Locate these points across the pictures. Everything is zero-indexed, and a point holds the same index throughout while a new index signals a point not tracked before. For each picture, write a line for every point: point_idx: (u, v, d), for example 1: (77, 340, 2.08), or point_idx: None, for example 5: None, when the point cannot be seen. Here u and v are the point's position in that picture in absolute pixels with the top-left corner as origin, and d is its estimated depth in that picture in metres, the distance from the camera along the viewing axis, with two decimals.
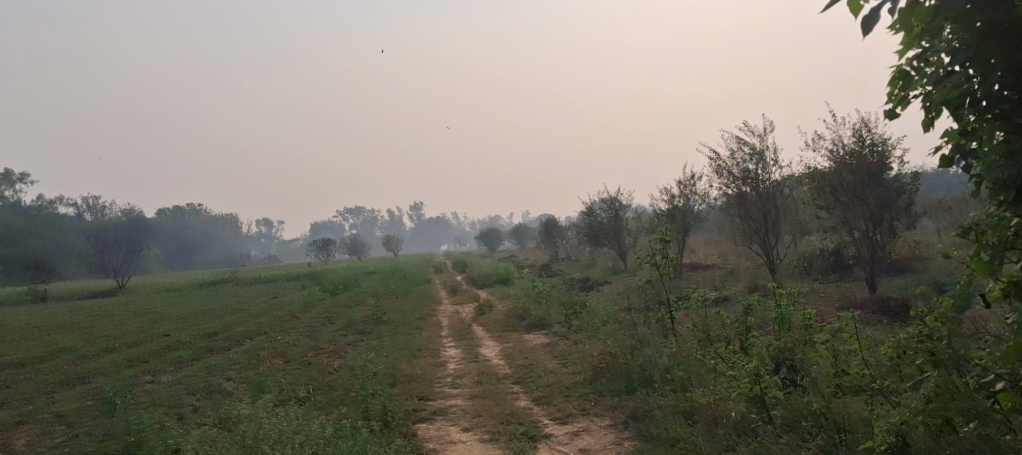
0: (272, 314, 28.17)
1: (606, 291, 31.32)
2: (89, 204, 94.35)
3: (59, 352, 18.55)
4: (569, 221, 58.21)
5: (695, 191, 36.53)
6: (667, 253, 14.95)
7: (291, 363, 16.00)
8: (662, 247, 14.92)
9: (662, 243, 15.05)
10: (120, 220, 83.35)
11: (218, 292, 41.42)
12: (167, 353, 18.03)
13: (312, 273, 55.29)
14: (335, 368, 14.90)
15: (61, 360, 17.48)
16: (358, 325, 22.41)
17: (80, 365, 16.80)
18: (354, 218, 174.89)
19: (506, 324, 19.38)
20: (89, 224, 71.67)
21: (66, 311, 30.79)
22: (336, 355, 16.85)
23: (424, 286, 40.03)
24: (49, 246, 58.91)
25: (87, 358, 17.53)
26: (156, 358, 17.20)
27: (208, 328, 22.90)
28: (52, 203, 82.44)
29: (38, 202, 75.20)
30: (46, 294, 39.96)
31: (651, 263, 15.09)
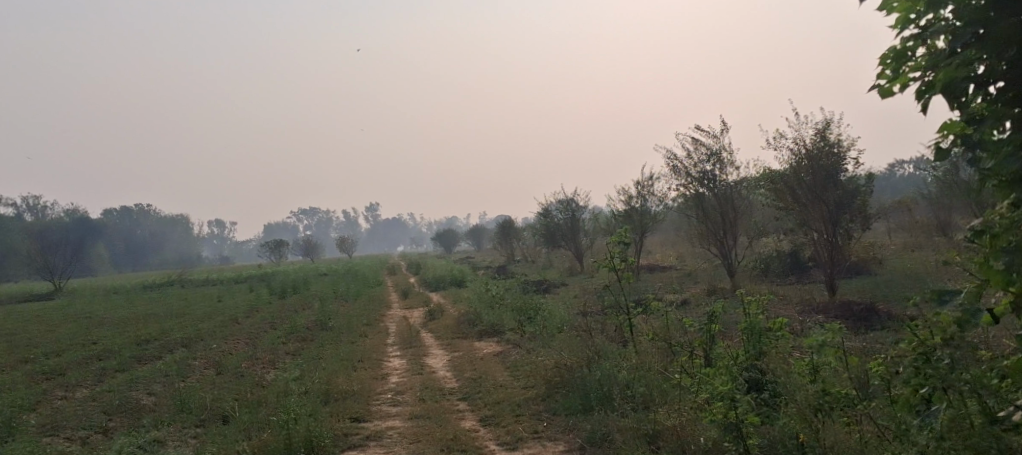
0: (210, 319, 26.77)
1: (561, 294, 30.43)
2: (30, 204, 90.85)
3: None
4: (525, 222, 57.38)
5: (652, 191, 35.90)
6: (625, 257, 14.10)
7: (222, 375, 14.82)
8: (621, 249, 14.08)
9: (621, 246, 14.20)
10: (62, 219, 80.30)
11: (159, 295, 39.70)
12: (89, 362, 16.68)
13: (259, 275, 53.53)
14: (269, 380, 13.78)
15: None
16: (300, 331, 21.19)
17: None
18: (309, 218, 172.16)
19: (456, 330, 18.37)
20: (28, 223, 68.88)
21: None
22: (272, 366, 15.71)
23: (376, 289, 38.77)
24: None
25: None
26: (75, 368, 15.87)
27: (138, 336, 21.49)
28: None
29: None
30: None
31: (610, 266, 14.22)
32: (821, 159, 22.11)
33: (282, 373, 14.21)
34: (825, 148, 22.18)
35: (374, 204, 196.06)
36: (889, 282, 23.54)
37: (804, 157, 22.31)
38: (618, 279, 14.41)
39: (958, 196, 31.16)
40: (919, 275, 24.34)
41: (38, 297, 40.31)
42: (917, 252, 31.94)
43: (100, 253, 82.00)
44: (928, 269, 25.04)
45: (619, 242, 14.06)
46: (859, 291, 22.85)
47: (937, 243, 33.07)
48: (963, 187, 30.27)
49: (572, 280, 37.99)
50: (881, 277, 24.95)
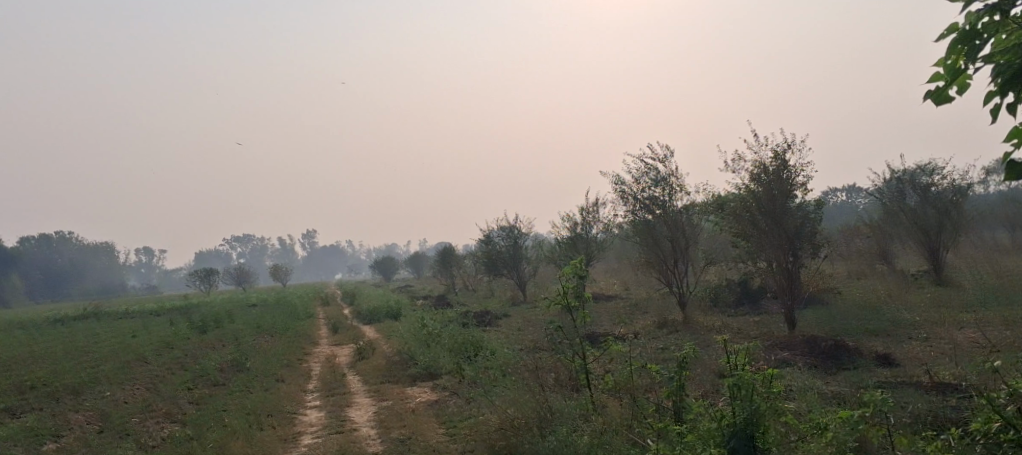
0: (116, 358, 24.22)
1: (503, 328, 28.61)
2: None
3: None
4: (466, 250, 55.50)
5: (596, 218, 34.45)
6: (580, 292, 12.38)
7: (104, 434, 12.63)
8: (575, 284, 12.39)
9: (576, 279, 12.47)
10: None
11: (70, 330, 36.72)
12: None
13: (183, 306, 50.44)
14: (160, 440, 11.67)
15: None
16: (211, 375, 18.90)
17: None
18: (243, 246, 167.15)
19: (385, 373, 16.37)
20: None
21: None
22: (168, 420, 13.54)
23: (307, 322, 36.34)
24: None
25: None
26: None
27: (24, 382, 19.01)
28: None
29: None
30: None
31: (563, 303, 12.48)
32: (776, 182, 20.78)
33: (176, 433, 12.10)
34: (780, 171, 20.85)
35: (312, 230, 191.43)
36: (844, 313, 22.34)
37: (759, 181, 20.97)
38: (570, 317, 12.71)
39: (901, 224, 30.48)
40: (875, 305, 23.30)
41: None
42: (864, 281, 31.03)
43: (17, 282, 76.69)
44: (883, 300, 23.97)
45: (572, 274, 12.34)
46: (818, 323, 21.52)
47: (884, 272, 32.24)
48: (907, 215, 29.59)
49: (514, 312, 36.14)
50: (835, 307, 23.79)
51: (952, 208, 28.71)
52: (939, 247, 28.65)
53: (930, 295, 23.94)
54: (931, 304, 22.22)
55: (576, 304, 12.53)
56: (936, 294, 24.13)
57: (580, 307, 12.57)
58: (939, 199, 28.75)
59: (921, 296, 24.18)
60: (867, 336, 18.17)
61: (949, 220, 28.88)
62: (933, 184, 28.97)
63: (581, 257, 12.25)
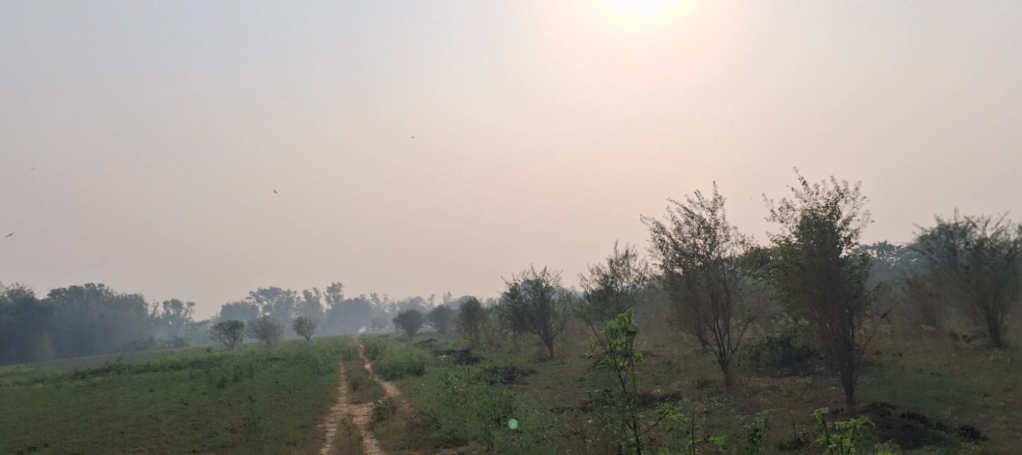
0: (127, 415, 23.06)
1: (532, 386, 27.09)
2: None
3: None
4: (491, 304, 54.11)
5: (628, 270, 33.05)
6: (629, 352, 11.17)
7: None
8: (624, 341, 11.19)
9: (626, 337, 11.27)
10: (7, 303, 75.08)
11: (88, 384, 35.71)
12: None
13: (205, 359, 49.44)
14: None
15: None
16: (221, 435, 17.61)
17: None
18: (269, 300, 166.77)
19: (406, 437, 14.96)
20: None
21: None
22: None
23: (327, 378, 35.02)
24: None
25: None
26: None
27: (25, 441, 17.83)
28: None
29: None
30: None
31: (609, 362, 11.28)
32: (827, 234, 19.19)
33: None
34: (832, 221, 19.27)
35: (336, 285, 191.01)
36: (902, 377, 20.60)
37: (807, 232, 19.38)
38: (618, 378, 11.51)
39: (951, 281, 28.62)
40: (934, 368, 21.52)
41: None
42: (912, 341, 29.08)
43: (45, 336, 76.10)
44: (943, 363, 22.19)
45: (618, 330, 11.14)
46: (874, 387, 19.75)
47: (933, 331, 30.33)
48: (959, 272, 27.73)
49: (542, 369, 34.59)
50: (890, 371, 22.01)
51: (1009, 265, 26.88)
52: (996, 308, 26.78)
53: (994, 358, 22.14)
54: (995, 368, 20.44)
55: (622, 362, 11.33)
56: (1000, 358, 22.30)
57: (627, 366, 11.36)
58: (995, 254, 26.97)
59: (984, 359, 22.37)
60: (935, 402, 16.55)
61: (1005, 278, 27.03)
62: (987, 239, 27.18)
63: (632, 312, 11.16)
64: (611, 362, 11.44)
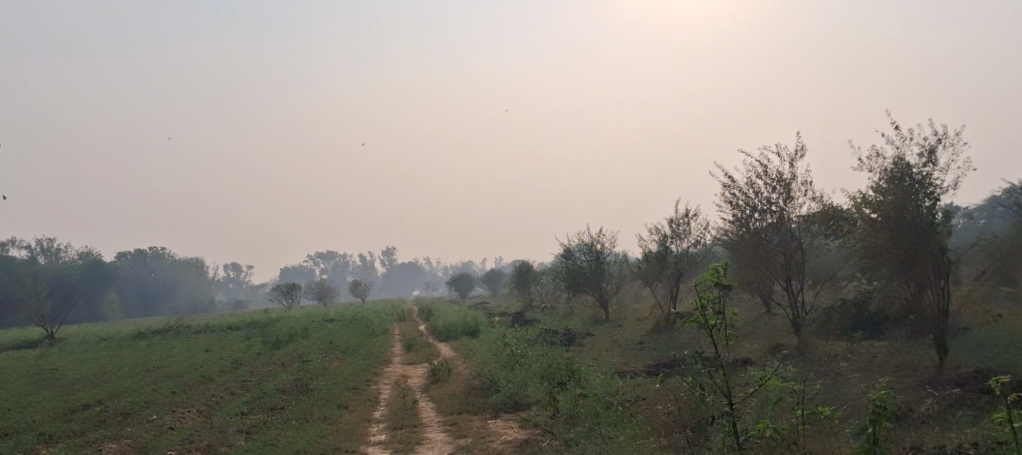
0: (181, 375, 22.69)
1: (590, 349, 26.03)
2: (47, 247, 87.11)
3: None
4: (544, 266, 53.16)
5: (688, 230, 31.54)
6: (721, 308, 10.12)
7: None
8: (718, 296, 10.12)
9: (719, 291, 10.25)
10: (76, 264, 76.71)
11: (147, 344, 35.79)
12: None
13: (263, 321, 49.55)
14: None
15: None
16: (270, 397, 16.94)
17: None
18: (325, 263, 168.63)
19: (462, 401, 14.06)
20: (39, 268, 65.03)
21: None
22: None
23: (381, 340, 34.53)
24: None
25: None
26: None
27: (76, 400, 17.41)
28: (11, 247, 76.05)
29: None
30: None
31: (700, 321, 10.26)
32: (917, 187, 17.54)
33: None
34: (923, 175, 17.59)
35: (389, 249, 192.63)
36: (996, 340, 19.01)
37: (895, 186, 17.74)
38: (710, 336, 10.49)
39: None
40: None
41: (19, 344, 36.53)
42: None
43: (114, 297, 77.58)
44: None
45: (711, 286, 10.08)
46: (966, 352, 18.20)
47: None
48: None
49: (599, 331, 33.55)
50: (981, 333, 20.31)
51: None
52: None
53: None
54: None
55: (717, 321, 10.33)
56: None
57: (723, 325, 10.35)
58: None
59: None
60: None
61: None
62: None
63: (727, 262, 10.21)
64: (701, 319, 10.43)
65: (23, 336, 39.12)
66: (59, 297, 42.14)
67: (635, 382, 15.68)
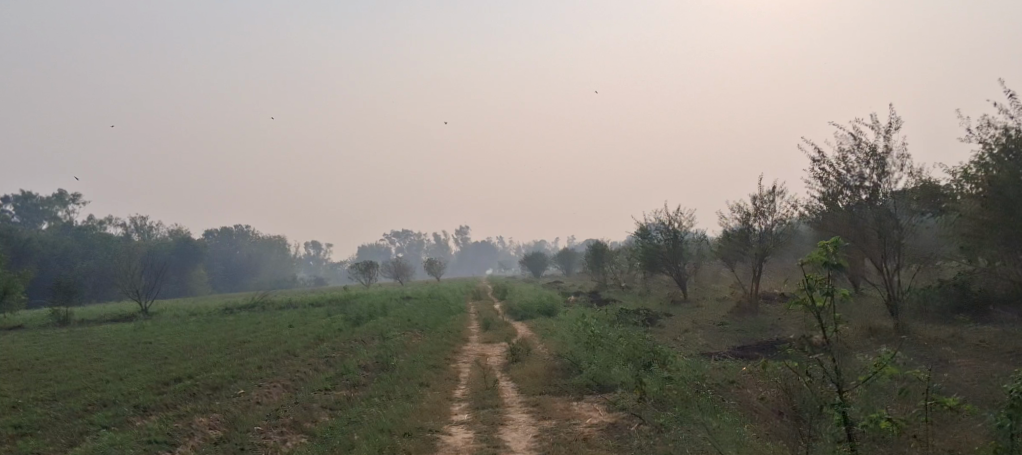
0: (266, 350, 23.11)
1: (670, 330, 25.51)
2: (140, 225, 90.37)
3: None
4: (620, 246, 52.48)
5: (773, 209, 30.56)
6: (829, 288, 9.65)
7: None
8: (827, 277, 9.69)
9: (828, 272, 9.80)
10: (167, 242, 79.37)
11: (234, 319, 36.70)
12: (88, 435, 13.02)
13: (343, 298, 50.35)
14: None
15: None
16: (353, 374, 17.03)
17: None
18: (400, 242, 170.85)
19: (544, 381, 13.83)
20: (133, 244, 67.49)
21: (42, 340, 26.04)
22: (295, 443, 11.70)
23: (459, 318, 34.62)
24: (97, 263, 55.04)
25: None
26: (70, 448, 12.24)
27: (168, 372, 17.84)
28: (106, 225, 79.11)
29: (91, 226, 71.80)
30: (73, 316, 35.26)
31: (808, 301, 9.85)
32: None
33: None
34: None
35: (463, 228, 193.94)
36: None
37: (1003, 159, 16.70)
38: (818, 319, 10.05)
39: None
40: None
41: (115, 316, 37.91)
42: None
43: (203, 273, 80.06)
44: None
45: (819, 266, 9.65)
46: None
47: None
48: None
49: (678, 312, 32.93)
50: None
51: None
52: None
53: None
54: None
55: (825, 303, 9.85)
56: None
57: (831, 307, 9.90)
58: None
59: None
60: None
61: None
62: None
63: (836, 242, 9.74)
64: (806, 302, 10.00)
65: (118, 309, 40.61)
66: (152, 272, 43.57)
67: (722, 365, 15.19)
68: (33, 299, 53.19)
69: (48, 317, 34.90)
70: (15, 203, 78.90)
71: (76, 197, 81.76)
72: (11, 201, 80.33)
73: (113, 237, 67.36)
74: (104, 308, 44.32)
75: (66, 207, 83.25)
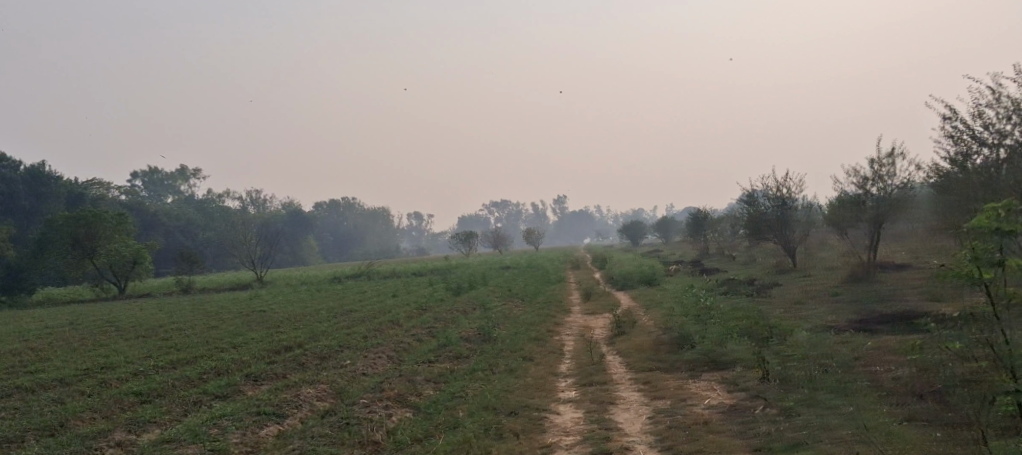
0: (371, 319, 23.25)
1: (782, 300, 24.36)
2: (251, 198, 93.60)
3: (75, 391, 14.01)
4: (723, 213, 50.81)
5: (893, 171, 28.73)
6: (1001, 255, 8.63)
7: (343, 442, 10.71)
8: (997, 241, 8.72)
9: (997, 239, 8.38)
10: (277, 213, 81.79)
11: (342, 287, 37.41)
12: (199, 405, 13.15)
13: (445, 267, 50.68)
14: (394, 446, 9.51)
15: (64, 410, 12.93)
16: (455, 345, 16.81)
17: (78, 430, 12.15)
18: (499, 212, 171.58)
19: (653, 356, 13.20)
20: (245, 215, 69.80)
21: (162, 308, 26.98)
22: (400, 418, 11.46)
23: (560, 287, 34.16)
24: (216, 233, 57.26)
25: (95, 413, 12.83)
26: (183, 420, 12.36)
27: (276, 341, 18.03)
28: (219, 198, 82.00)
29: (206, 199, 74.57)
30: (191, 284, 36.58)
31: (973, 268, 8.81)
32: None
33: (406, 447, 9.51)
34: None
35: (561, 197, 192.87)
36: None
37: None
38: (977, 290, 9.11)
39: None
40: None
41: (231, 285, 39.24)
42: None
43: (312, 243, 82.24)
44: None
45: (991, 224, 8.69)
46: None
47: None
48: None
49: (788, 281, 31.57)
50: None
51: None
52: None
53: None
54: None
55: (992, 276, 8.32)
56: None
57: (997, 282, 8.41)
58: None
59: None
60: None
61: None
62: None
63: (1010, 203, 8.32)
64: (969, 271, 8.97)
65: (234, 278, 42.05)
66: (264, 242, 44.87)
67: (842, 342, 14.19)
68: (157, 268, 55.82)
69: (169, 285, 36.36)
70: (138, 177, 82.91)
71: (192, 170, 85.13)
72: (135, 176, 84.36)
73: (228, 209, 69.99)
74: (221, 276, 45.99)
75: (184, 181, 86.96)
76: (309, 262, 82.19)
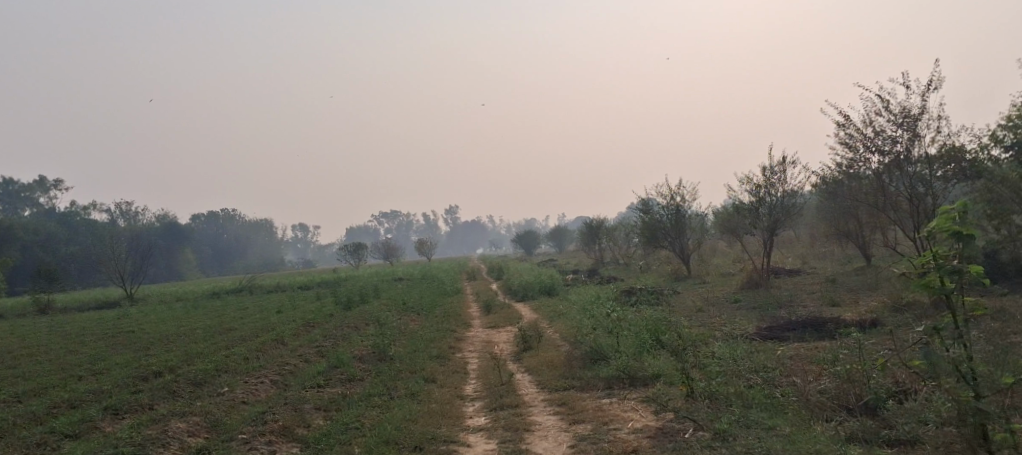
0: (253, 338, 21.43)
1: (683, 309, 23.96)
2: (123, 210, 88.03)
3: None
4: (616, 221, 50.66)
5: (783, 179, 28.85)
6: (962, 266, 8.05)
7: None
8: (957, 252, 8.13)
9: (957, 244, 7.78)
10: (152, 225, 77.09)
11: (223, 304, 35.00)
12: (47, 447, 11.34)
13: (333, 280, 48.51)
14: None
15: None
16: (348, 366, 15.42)
17: None
18: (390, 223, 168.57)
19: (565, 373, 12.27)
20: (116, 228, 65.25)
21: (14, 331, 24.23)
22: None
23: (455, 299, 32.92)
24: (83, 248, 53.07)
25: None
26: None
27: (144, 366, 16.14)
28: (87, 210, 76.50)
29: (71, 211, 69.34)
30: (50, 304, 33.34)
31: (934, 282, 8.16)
32: None
33: None
34: None
35: (453, 207, 191.47)
36: None
37: None
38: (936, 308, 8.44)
39: None
40: None
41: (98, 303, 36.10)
42: None
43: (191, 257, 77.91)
44: None
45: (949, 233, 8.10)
46: None
47: None
48: None
49: (685, 288, 31.42)
50: None
51: None
52: None
53: None
54: None
55: None
56: None
57: None
58: None
59: None
60: None
61: None
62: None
63: (966, 207, 8.18)
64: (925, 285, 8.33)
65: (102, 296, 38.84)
66: (136, 256, 41.68)
67: (755, 352, 13.61)
68: (14, 287, 51.27)
69: (26, 305, 33.07)
70: None
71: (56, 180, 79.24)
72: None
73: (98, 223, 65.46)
74: (87, 294, 42.45)
75: (48, 192, 80.86)
76: (187, 277, 77.79)
